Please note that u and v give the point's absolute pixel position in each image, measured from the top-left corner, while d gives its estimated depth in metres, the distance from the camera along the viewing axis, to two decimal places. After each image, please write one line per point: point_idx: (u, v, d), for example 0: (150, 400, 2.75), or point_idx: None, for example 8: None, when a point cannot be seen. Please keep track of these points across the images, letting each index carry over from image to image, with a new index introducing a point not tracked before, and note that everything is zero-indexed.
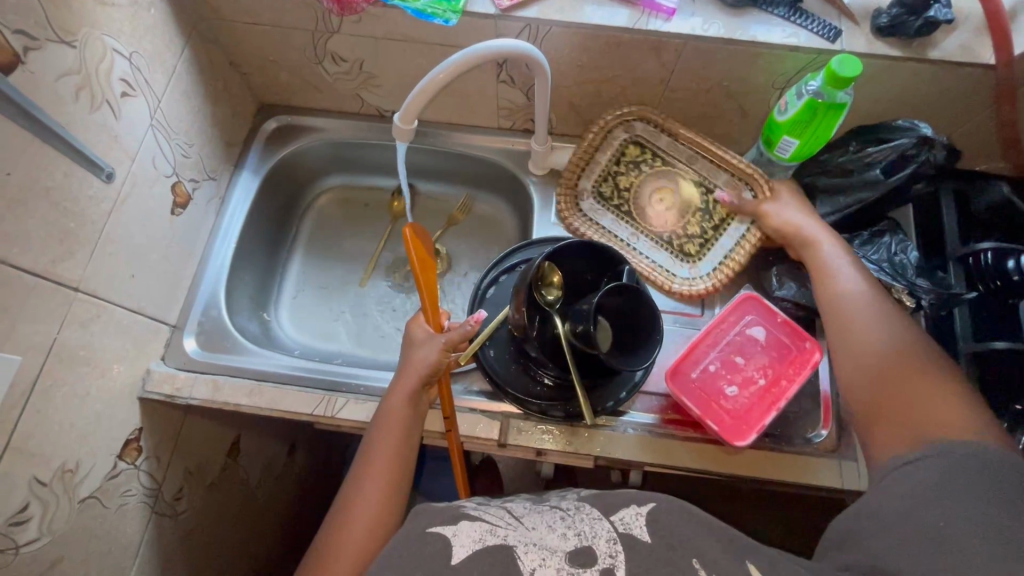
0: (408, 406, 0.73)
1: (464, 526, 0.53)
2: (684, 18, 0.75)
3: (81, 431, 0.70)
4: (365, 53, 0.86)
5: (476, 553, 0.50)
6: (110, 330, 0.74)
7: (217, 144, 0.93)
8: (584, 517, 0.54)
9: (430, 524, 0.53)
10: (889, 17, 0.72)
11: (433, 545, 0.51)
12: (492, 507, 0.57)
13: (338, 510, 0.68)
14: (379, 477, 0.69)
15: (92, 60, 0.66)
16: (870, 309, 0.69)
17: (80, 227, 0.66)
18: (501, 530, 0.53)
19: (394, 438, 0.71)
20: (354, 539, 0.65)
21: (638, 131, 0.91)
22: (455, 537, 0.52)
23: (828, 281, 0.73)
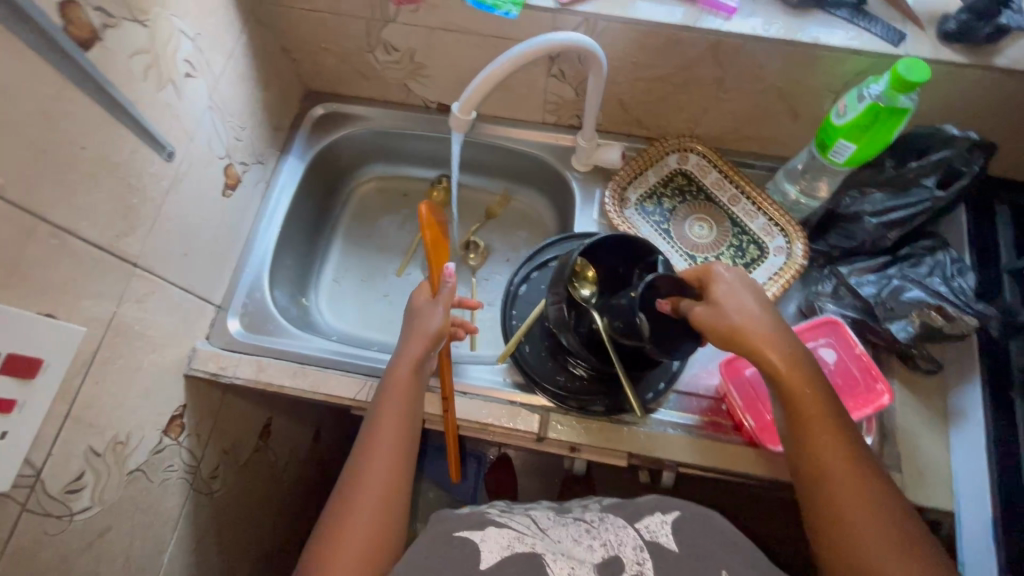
0: (414, 374, 0.71)
1: (491, 531, 0.53)
2: (745, 18, 0.74)
3: (132, 405, 0.71)
4: (419, 43, 0.86)
5: (504, 560, 0.50)
6: (161, 307, 0.75)
7: (265, 128, 0.94)
8: (608, 526, 0.53)
9: (457, 528, 0.54)
10: (957, 23, 0.70)
11: (462, 550, 0.51)
12: (519, 515, 0.57)
13: (337, 501, 0.64)
14: (384, 463, 0.65)
15: (162, 41, 0.66)
16: (857, 487, 0.56)
17: (142, 204, 0.67)
18: (529, 539, 0.53)
19: (397, 421, 0.68)
20: (356, 532, 0.60)
21: (690, 165, 0.94)
22: (484, 541, 0.52)
23: (813, 444, 0.59)
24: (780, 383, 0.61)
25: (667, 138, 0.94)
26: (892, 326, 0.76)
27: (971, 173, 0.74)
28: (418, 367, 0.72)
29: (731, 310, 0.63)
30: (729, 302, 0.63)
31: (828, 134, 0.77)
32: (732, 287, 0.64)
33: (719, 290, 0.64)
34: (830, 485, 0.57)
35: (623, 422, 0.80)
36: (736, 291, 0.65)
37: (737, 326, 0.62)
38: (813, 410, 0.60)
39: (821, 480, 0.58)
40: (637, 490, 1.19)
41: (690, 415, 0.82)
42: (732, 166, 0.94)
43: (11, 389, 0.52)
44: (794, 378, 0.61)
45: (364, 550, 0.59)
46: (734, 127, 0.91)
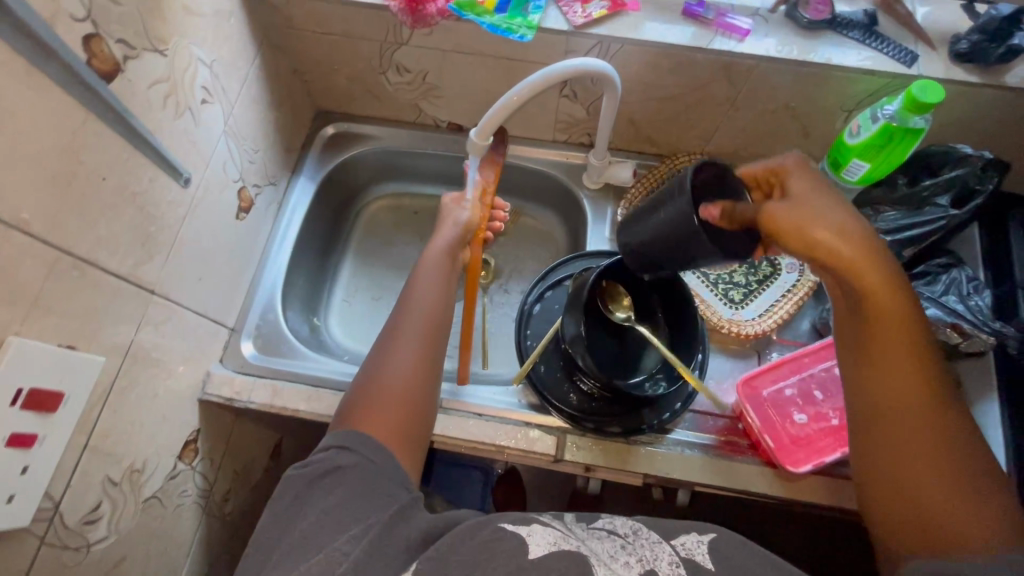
0: (447, 257, 0.75)
1: (537, 527, 0.51)
2: (758, 40, 0.75)
3: (148, 432, 0.71)
4: (431, 65, 0.87)
5: (554, 553, 0.48)
6: (177, 332, 0.75)
7: (277, 149, 0.94)
8: (643, 542, 0.51)
9: (503, 520, 0.51)
10: (969, 44, 0.70)
11: (510, 542, 0.49)
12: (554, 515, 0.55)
13: (367, 370, 0.64)
14: (413, 342, 0.66)
15: (180, 69, 0.67)
16: (925, 421, 0.50)
17: (160, 231, 0.67)
18: (574, 538, 0.51)
19: (427, 303, 0.69)
20: (387, 399, 0.61)
21: None
22: (531, 536, 0.50)
23: (892, 379, 0.52)
24: (871, 306, 0.52)
25: (677, 155, 0.94)
26: None
27: (984, 192, 0.75)
28: (443, 259, 0.75)
29: (818, 216, 0.51)
30: (814, 203, 0.52)
31: (841, 153, 0.78)
32: (815, 184, 0.53)
33: (797, 188, 0.54)
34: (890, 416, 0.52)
35: (640, 442, 0.80)
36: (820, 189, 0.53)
37: (826, 237, 0.50)
38: (901, 340, 0.52)
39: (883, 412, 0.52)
40: (649, 505, 1.18)
41: (707, 434, 0.81)
42: None
43: (32, 424, 0.52)
44: (888, 302, 0.51)
45: (396, 418, 0.60)
46: (746, 145, 0.91)
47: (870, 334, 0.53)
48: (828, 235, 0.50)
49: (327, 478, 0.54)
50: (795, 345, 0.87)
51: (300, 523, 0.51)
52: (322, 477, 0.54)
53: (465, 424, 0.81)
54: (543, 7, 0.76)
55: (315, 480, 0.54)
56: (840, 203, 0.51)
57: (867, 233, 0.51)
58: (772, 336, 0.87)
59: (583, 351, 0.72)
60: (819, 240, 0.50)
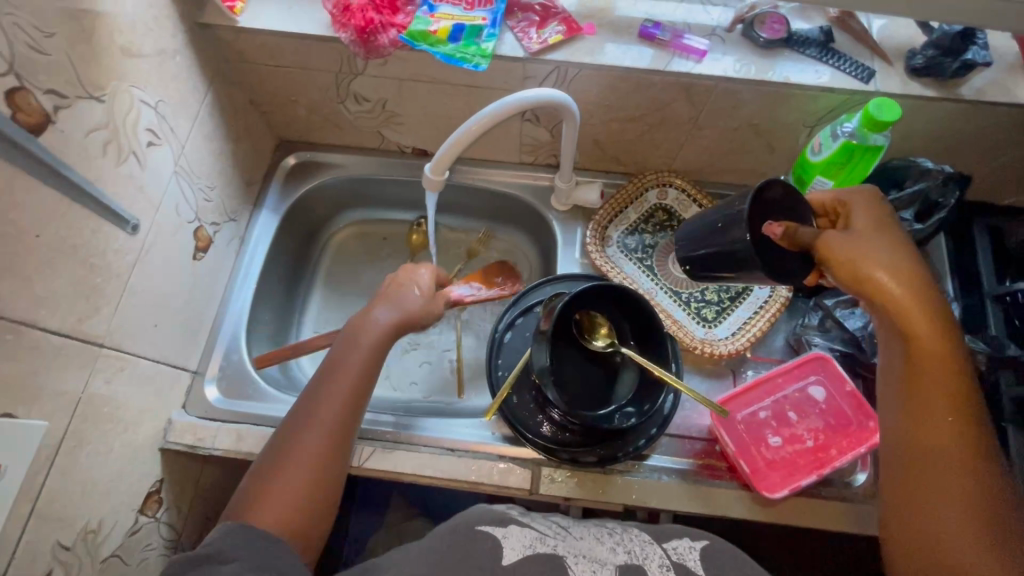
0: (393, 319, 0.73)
1: (514, 528, 0.58)
2: (715, 60, 0.74)
3: (104, 489, 0.68)
4: (389, 94, 0.85)
5: (526, 556, 0.54)
6: (132, 383, 0.72)
7: (236, 183, 0.91)
8: (633, 539, 0.59)
9: (479, 524, 0.58)
10: (924, 59, 0.70)
11: (486, 544, 0.56)
12: (538, 517, 0.62)
13: (283, 438, 0.64)
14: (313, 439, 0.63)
15: (121, 113, 0.64)
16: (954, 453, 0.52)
17: (107, 282, 0.65)
18: (550, 539, 0.58)
19: (341, 398, 0.65)
20: (284, 493, 0.59)
21: (670, 200, 0.93)
22: (506, 538, 0.56)
23: (931, 423, 0.53)
24: (913, 345, 0.54)
25: (645, 174, 0.93)
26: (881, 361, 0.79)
27: (948, 206, 0.75)
28: (372, 349, 0.70)
29: (872, 253, 0.55)
30: (873, 241, 0.55)
31: (805, 170, 0.77)
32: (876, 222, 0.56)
33: (859, 223, 0.57)
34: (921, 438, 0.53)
35: (617, 470, 0.78)
36: (880, 228, 0.57)
37: (880, 273, 0.54)
38: (943, 383, 0.53)
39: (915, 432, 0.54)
40: None
41: (685, 459, 0.80)
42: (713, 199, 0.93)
43: None
44: (933, 344, 0.53)
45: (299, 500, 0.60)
46: (712, 161, 0.90)
47: (912, 375, 0.54)
48: (881, 271, 0.54)
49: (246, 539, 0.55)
50: (770, 362, 0.86)
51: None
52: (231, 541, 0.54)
53: (438, 461, 0.79)
54: (498, 34, 0.75)
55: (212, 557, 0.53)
56: (895, 246, 0.55)
57: (920, 276, 0.54)
58: (746, 354, 0.86)
59: (551, 385, 0.69)
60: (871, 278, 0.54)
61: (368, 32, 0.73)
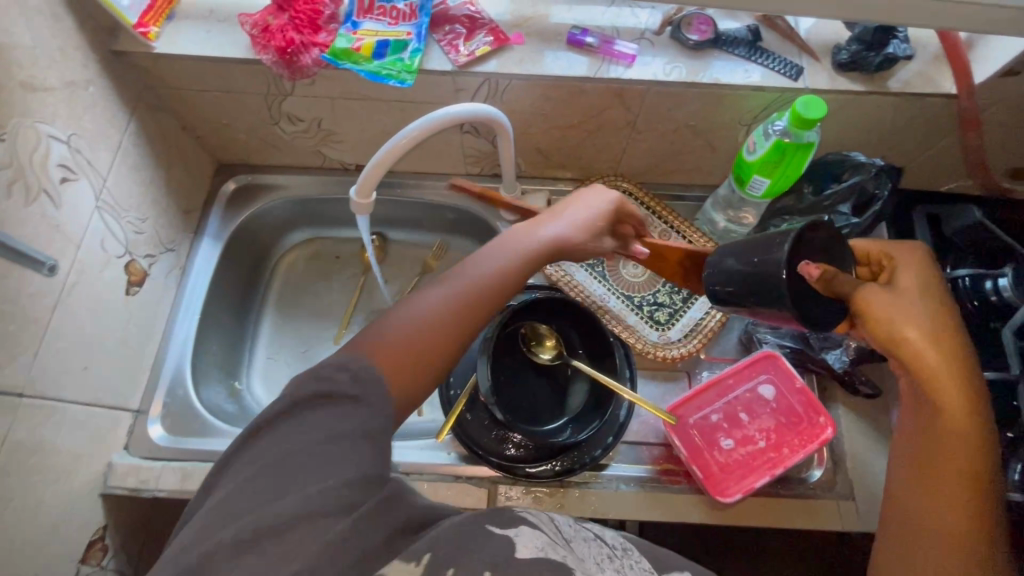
0: (577, 228, 0.64)
1: (526, 529, 0.46)
2: (645, 64, 0.73)
3: (36, 543, 0.65)
4: (322, 113, 0.83)
5: (537, 564, 0.43)
6: (64, 428, 0.69)
7: (172, 212, 0.88)
8: (633, 565, 0.47)
9: (489, 520, 0.46)
10: (848, 54, 0.71)
11: (494, 542, 0.44)
12: (541, 517, 0.50)
13: (433, 290, 0.56)
14: (451, 301, 0.55)
15: (25, 152, 0.62)
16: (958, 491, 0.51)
17: (22, 328, 0.63)
18: (560, 548, 0.46)
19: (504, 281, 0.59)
20: (414, 341, 0.52)
21: None
22: (519, 537, 0.45)
23: (940, 494, 0.52)
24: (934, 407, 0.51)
25: (592, 179, 0.91)
26: (828, 355, 0.79)
27: (883, 198, 0.75)
28: (534, 256, 0.61)
29: (910, 316, 0.50)
30: (913, 304, 0.51)
31: (742, 169, 0.77)
32: (927, 284, 0.51)
33: (905, 283, 0.52)
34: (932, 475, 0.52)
35: (574, 482, 0.77)
36: (927, 292, 0.52)
37: (916, 339, 0.50)
38: (960, 457, 0.51)
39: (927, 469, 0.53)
40: None
41: (644, 466, 0.79)
42: (659, 200, 0.91)
43: None
44: (959, 420, 0.51)
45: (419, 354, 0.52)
46: (657, 164, 0.90)
47: (928, 435, 0.52)
48: (915, 334, 0.50)
49: (327, 403, 0.46)
50: (724, 361, 0.86)
51: (253, 462, 0.44)
52: (308, 404, 0.46)
53: None
54: (423, 49, 0.73)
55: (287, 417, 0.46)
56: (938, 309, 0.51)
57: (952, 332, 0.51)
58: (700, 355, 0.86)
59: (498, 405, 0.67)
60: (908, 338, 0.50)
61: (290, 52, 0.71)
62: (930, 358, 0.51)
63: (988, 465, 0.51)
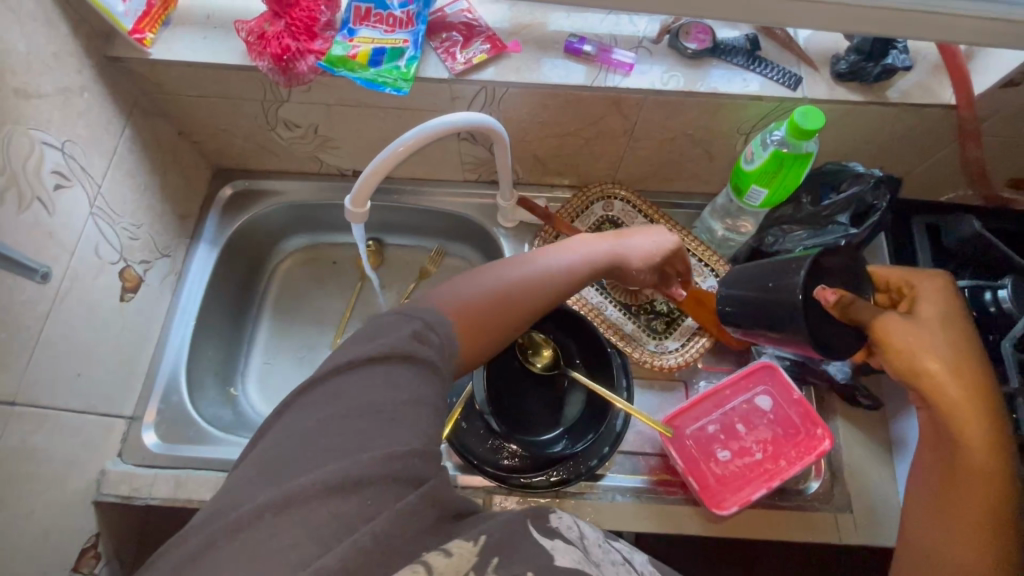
0: (647, 250, 0.68)
1: (561, 542, 0.46)
2: (643, 73, 0.73)
3: (28, 552, 0.65)
4: (319, 119, 0.83)
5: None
6: (56, 436, 0.69)
7: (169, 217, 0.88)
8: None
9: (528, 526, 0.46)
10: (847, 64, 0.70)
11: (534, 550, 0.44)
12: (574, 529, 0.49)
13: (507, 269, 0.59)
14: (523, 292, 0.58)
15: (19, 159, 0.62)
16: (980, 521, 0.51)
17: (13, 336, 0.62)
18: (593, 566, 0.45)
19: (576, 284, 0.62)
20: (482, 307, 0.54)
21: (616, 212, 0.90)
22: (557, 550, 0.45)
23: (961, 525, 0.52)
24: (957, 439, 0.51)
25: (590, 186, 0.90)
26: (830, 367, 0.79)
27: (881, 209, 0.74)
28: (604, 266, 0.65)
29: (932, 346, 0.51)
30: (935, 333, 0.51)
31: (740, 179, 0.76)
32: (950, 313, 0.52)
33: (925, 311, 0.53)
34: (954, 505, 0.52)
35: (570, 492, 0.76)
36: (951, 322, 0.52)
37: (937, 370, 0.50)
38: (981, 490, 0.51)
39: (950, 498, 0.53)
40: None
41: (641, 476, 0.78)
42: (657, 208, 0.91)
43: None
44: (980, 454, 0.51)
45: (482, 316, 0.54)
46: (655, 171, 0.90)
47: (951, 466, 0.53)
48: (935, 364, 0.50)
49: (390, 361, 0.45)
50: (721, 371, 0.86)
51: (323, 411, 0.43)
52: (385, 360, 0.45)
53: None
54: (420, 56, 0.73)
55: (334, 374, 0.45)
56: (963, 339, 0.51)
57: (976, 366, 0.51)
58: (698, 365, 0.85)
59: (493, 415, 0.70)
60: (929, 367, 0.50)
61: (285, 59, 0.71)
62: (949, 389, 0.51)
63: (1011, 497, 0.51)
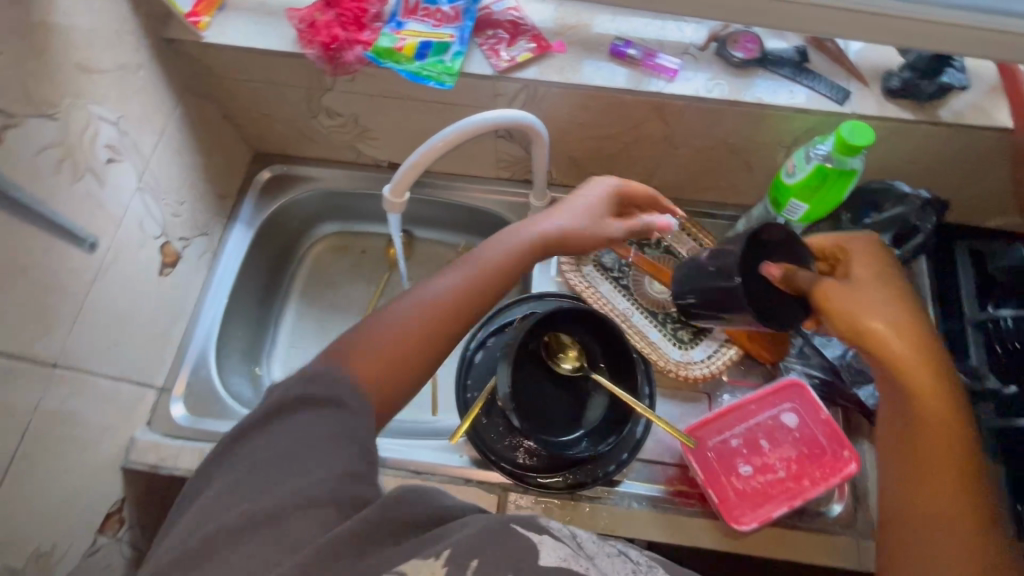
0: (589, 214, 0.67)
1: (549, 537, 0.46)
2: (687, 79, 0.73)
3: (57, 511, 0.67)
4: (361, 109, 0.84)
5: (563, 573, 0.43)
6: (91, 400, 0.71)
7: (209, 197, 0.90)
8: None
9: (512, 520, 0.46)
10: (900, 81, 0.69)
11: (517, 546, 0.44)
12: (563, 526, 0.50)
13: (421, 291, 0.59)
14: (436, 308, 0.58)
15: (76, 131, 0.64)
16: (947, 472, 0.52)
17: (61, 302, 0.64)
18: (582, 560, 0.46)
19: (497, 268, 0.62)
20: (391, 338, 0.56)
21: None
22: (542, 546, 0.45)
23: (928, 486, 0.53)
24: (912, 392, 0.52)
25: None
26: (861, 391, 0.78)
27: (925, 231, 0.74)
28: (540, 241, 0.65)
29: (870, 305, 0.53)
30: (871, 291, 0.53)
31: (779, 192, 0.74)
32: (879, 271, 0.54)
33: (859, 272, 0.55)
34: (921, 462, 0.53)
35: (586, 496, 0.76)
36: (883, 279, 0.54)
37: (878, 327, 0.52)
38: (943, 442, 0.52)
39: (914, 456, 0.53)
40: None
41: (658, 485, 0.78)
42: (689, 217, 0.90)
43: None
44: (934, 404, 0.52)
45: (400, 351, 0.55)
46: (691, 180, 0.89)
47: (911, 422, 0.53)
48: (882, 326, 0.52)
49: (311, 405, 0.49)
50: (745, 385, 0.84)
51: (255, 456, 0.47)
52: (301, 405, 0.49)
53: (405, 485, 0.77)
54: (466, 52, 0.74)
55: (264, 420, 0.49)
56: (895, 296, 0.53)
57: (914, 318, 0.53)
58: (722, 377, 0.84)
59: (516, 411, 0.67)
60: (871, 325, 0.52)
61: (333, 48, 0.72)
62: (893, 341, 0.52)
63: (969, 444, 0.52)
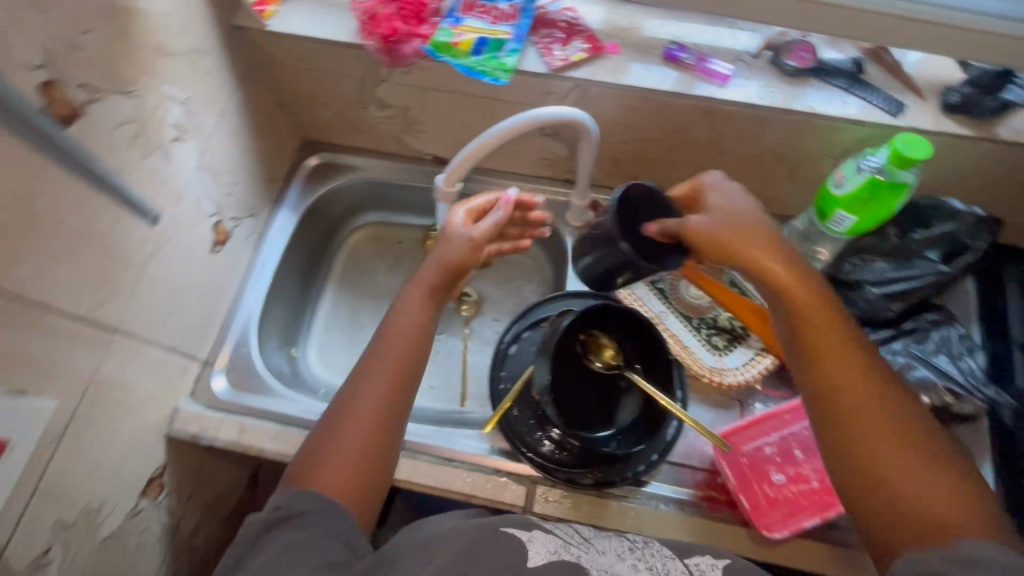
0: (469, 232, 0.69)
1: (539, 533, 0.55)
2: (739, 85, 0.73)
3: (107, 471, 0.69)
4: (412, 102, 0.86)
5: (550, 563, 0.51)
6: (143, 368, 0.74)
7: (259, 180, 0.93)
8: (654, 552, 0.56)
9: (504, 524, 0.55)
10: (959, 96, 0.68)
11: (508, 544, 0.53)
12: (561, 526, 0.59)
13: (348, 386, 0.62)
14: (377, 389, 0.60)
15: (149, 109, 0.67)
16: (860, 382, 0.53)
17: (124, 270, 0.67)
18: (574, 548, 0.54)
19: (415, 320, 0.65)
20: (344, 451, 0.57)
21: None
22: (531, 541, 0.53)
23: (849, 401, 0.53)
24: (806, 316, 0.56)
25: None
26: None
27: (976, 250, 0.73)
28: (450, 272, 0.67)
29: (737, 235, 0.60)
30: (732, 224, 0.61)
31: (826, 203, 0.74)
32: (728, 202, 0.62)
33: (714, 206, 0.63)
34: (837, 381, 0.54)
35: (613, 494, 0.76)
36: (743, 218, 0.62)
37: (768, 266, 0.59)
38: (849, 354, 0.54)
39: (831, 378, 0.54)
40: None
41: (686, 489, 0.78)
42: None
43: None
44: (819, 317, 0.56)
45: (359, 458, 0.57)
46: None
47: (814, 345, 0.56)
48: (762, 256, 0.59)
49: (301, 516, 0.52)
50: (778, 396, 0.84)
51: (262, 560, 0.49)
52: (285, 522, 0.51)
53: (434, 470, 0.79)
54: (521, 49, 0.75)
55: (266, 528, 0.51)
56: (758, 230, 0.61)
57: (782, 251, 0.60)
58: (755, 386, 0.84)
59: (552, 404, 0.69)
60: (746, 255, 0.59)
61: (393, 40, 0.74)
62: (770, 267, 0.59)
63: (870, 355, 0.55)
